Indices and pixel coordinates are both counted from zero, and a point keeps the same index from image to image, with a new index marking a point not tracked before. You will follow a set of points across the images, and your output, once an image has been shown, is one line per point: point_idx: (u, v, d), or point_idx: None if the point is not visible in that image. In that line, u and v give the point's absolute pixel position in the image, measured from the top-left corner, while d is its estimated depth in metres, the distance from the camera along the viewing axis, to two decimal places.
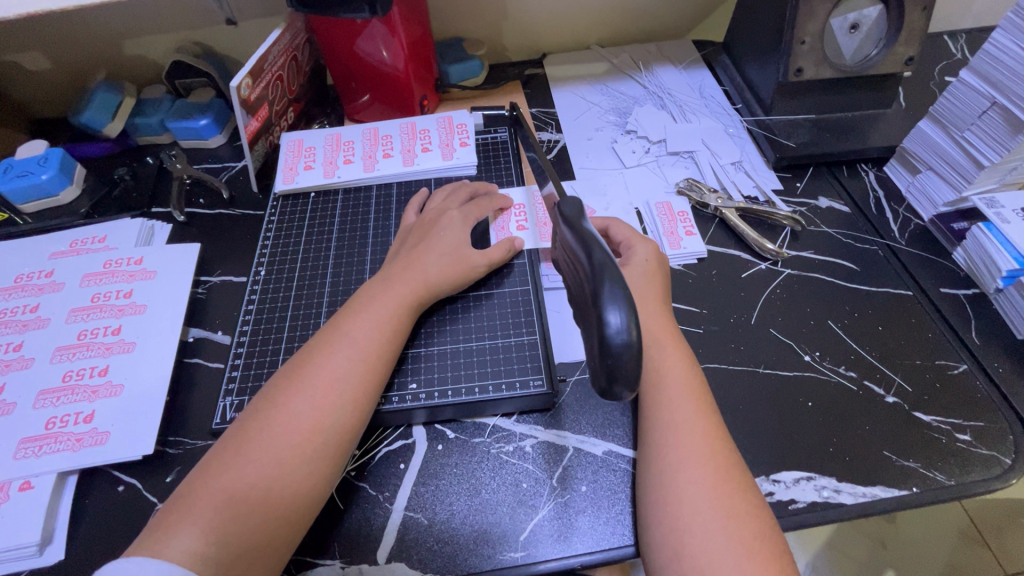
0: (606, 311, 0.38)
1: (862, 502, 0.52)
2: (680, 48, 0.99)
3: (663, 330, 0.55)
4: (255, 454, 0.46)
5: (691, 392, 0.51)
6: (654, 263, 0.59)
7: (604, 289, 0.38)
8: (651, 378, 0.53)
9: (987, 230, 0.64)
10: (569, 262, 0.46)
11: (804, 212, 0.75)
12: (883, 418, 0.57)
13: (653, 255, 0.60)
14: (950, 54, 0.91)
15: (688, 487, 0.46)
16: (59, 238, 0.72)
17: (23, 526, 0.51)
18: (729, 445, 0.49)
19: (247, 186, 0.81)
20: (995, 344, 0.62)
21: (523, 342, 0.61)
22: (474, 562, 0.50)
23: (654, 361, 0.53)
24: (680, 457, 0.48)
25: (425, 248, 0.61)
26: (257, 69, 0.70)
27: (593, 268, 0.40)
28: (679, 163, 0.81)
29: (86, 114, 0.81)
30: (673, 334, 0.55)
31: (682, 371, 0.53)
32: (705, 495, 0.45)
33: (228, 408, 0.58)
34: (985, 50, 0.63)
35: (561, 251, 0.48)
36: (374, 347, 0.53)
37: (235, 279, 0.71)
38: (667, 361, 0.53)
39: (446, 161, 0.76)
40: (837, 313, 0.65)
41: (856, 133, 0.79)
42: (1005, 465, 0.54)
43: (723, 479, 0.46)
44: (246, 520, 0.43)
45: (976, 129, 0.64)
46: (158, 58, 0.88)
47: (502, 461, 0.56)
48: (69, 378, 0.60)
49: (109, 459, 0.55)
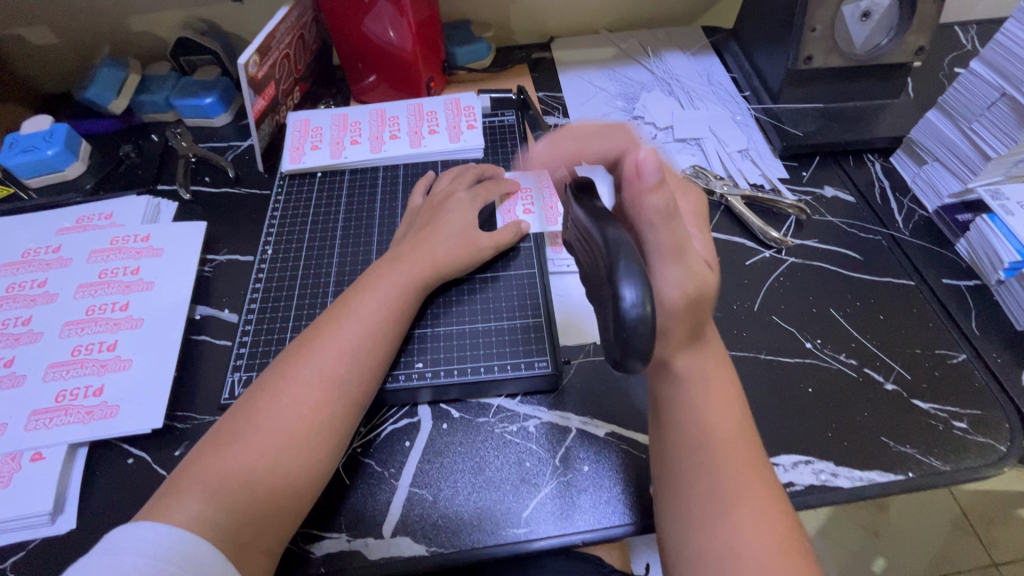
0: (621, 285, 0.38)
1: (859, 485, 0.53)
2: (689, 34, 0.98)
3: (717, 382, 0.48)
4: (265, 423, 0.47)
5: (744, 452, 0.45)
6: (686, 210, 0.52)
7: (619, 265, 0.39)
8: (693, 436, 0.46)
9: (991, 222, 0.64)
10: (582, 244, 0.46)
11: (809, 200, 0.75)
12: (881, 404, 0.58)
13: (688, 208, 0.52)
14: (960, 46, 0.91)
15: (749, 555, 0.40)
16: (66, 213, 0.73)
17: (36, 495, 0.52)
18: (788, 512, 0.43)
19: (253, 165, 0.81)
20: (994, 334, 0.63)
21: (528, 324, 0.62)
22: (477, 538, 0.51)
23: (701, 416, 0.47)
24: (729, 528, 0.42)
25: (432, 228, 0.62)
26: (265, 46, 0.70)
27: (608, 244, 0.40)
28: (685, 150, 0.81)
29: (90, 90, 0.81)
30: (728, 381, 0.49)
31: (730, 428, 0.46)
32: (763, 572, 0.39)
33: (236, 383, 0.58)
34: (996, 40, 0.63)
35: (574, 233, 0.48)
36: (381, 323, 0.54)
37: (241, 258, 0.71)
38: (715, 416, 0.47)
39: (453, 143, 0.76)
40: (839, 301, 0.65)
41: (864, 123, 0.79)
42: (1000, 453, 0.55)
43: (784, 555, 0.41)
44: (256, 488, 0.44)
45: (984, 120, 0.64)
46: (162, 34, 0.88)
47: (506, 440, 0.57)
48: (78, 352, 0.60)
49: (119, 432, 0.55)
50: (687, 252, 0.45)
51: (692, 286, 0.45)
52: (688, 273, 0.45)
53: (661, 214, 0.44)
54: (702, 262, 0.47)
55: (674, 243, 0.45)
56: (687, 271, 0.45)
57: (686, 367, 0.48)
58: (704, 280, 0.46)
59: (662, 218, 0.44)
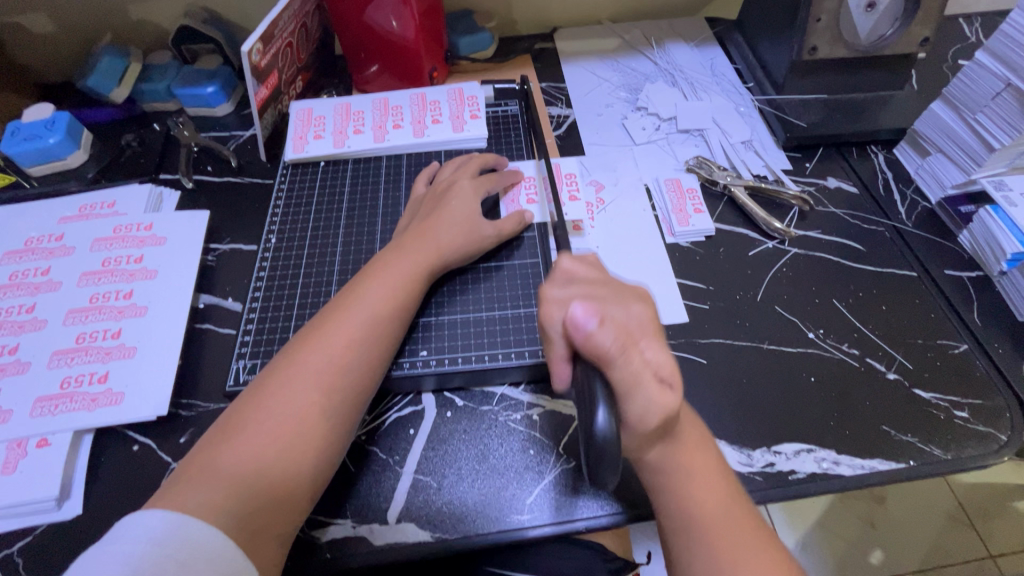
0: (595, 408, 0.40)
1: (860, 473, 0.54)
2: (692, 25, 0.97)
3: (695, 462, 0.47)
4: (274, 408, 0.47)
5: (736, 525, 0.45)
6: (649, 319, 0.46)
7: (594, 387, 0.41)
8: (686, 519, 0.46)
9: (994, 213, 0.64)
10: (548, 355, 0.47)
11: (812, 191, 0.75)
12: (883, 394, 0.58)
13: (644, 317, 0.45)
14: (964, 38, 0.90)
15: None
16: (68, 202, 0.73)
17: (42, 480, 0.52)
18: None
19: (255, 155, 0.81)
20: (996, 325, 0.63)
21: (532, 313, 0.62)
22: (481, 525, 0.51)
23: (686, 497, 0.46)
24: None
25: (437, 217, 0.62)
26: (267, 34, 0.70)
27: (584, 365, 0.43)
28: (689, 141, 0.81)
29: (92, 78, 0.80)
30: (706, 454, 0.49)
31: (718, 499, 0.46)
32: None
33: (241, 370, 0.59)
34: (1000, 31, 0.63)
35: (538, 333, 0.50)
36: (388, 311, 0.54)
37: (244, 247, 0.71)
38: (702, 497, 0.46)
39: (456, 133, 0.75)
40: (842, 292, 0.66)
41: (868, 115, 0.79)
42: (1000, 442, 0.55)
43: None
44: (267, 474, 0.45)
45: (988, 111, 0.64)
46: (163, 22, 0.87)
47: (509, 428, 0.57)
48: (82, 340, 0.60)
49: (124, 418, 0.56)
50: (640, 384, 0.42)
51: (655, 417, 0.43)
52: (648, 404, 0.43)
53: (607, 356, 0.42)
54: (657, 380, 0.43)
55: (630, 379, 0.42)
56: (647, 404, 0.43)
57: (660, 459, 0.47)
58: (667, 406, 0.43)
59: (610, 361, 0.42)
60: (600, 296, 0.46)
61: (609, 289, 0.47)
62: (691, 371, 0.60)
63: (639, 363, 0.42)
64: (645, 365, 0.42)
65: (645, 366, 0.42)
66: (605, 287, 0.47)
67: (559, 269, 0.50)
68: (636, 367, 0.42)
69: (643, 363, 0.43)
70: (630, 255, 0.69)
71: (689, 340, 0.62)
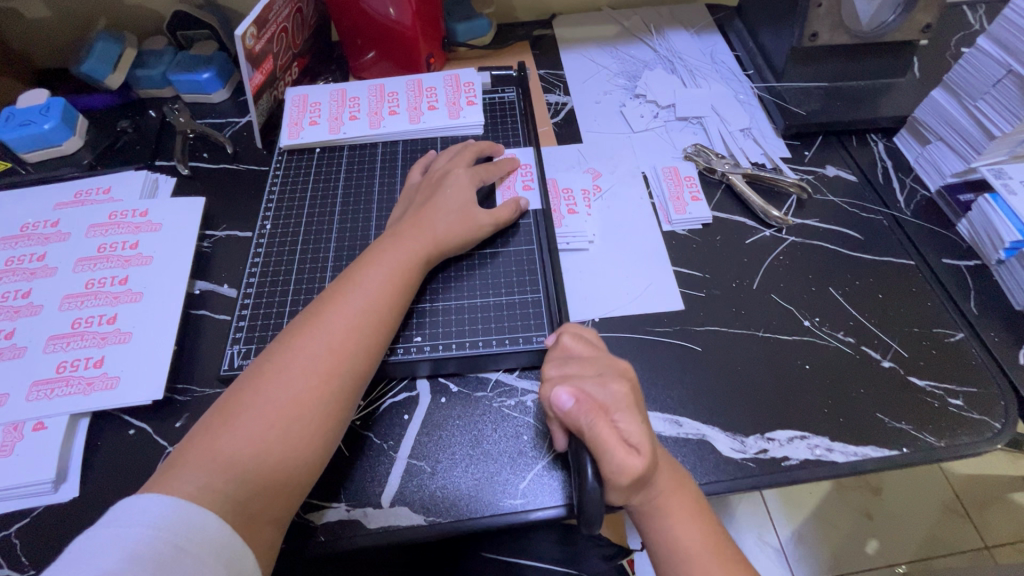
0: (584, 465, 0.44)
1: (853, 460, 0.54)
2: (693, 12, 0.96)
3: (676, 503, 0.47)
4: (272, 394, 0.47)
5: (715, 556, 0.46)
6: (628, 394, 0.48)
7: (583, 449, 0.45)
8: (670, 559, 0.47)
9: (993, 201, 0.64)
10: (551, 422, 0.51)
11: (810, 179, 0.75)
12: (878, 381, 0.58)
13: (622, 393, 0.48)
14: (968, 25, 0.89)
15: None
16: (64, 188, 0.72)
17: (39, 463, 0.53)
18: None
19: (251, 142, 0.80)
20: (992, 313, 0.63)
21: (527, 300, 0.62)
22: (474, 509, 0.52)
23: (666, 535, 0.47)
24: None
25: (434, 204, 0.61)
26: (262, 18, 0.69)
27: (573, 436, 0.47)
28: (687, 129, 0.80)
29: (87, 64, 0.79)
30: (689, 493, 0.48)
31: (698, 538, 0.47)
32: None
33: (235, 355, 0.59)
34: (1004, 16, 0.62)
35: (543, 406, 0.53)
36: (386, 298, 0.54)
37: (240, 234, 0.71)
38: (683, 536, 0.47)
39: (452, 119, 0.75)
40: (838, 280, 0.65)
41: (868, 103, 0.78)
42: (994, 430, 0.55)
43: None
44: (265, 459, 0.45)
45: (989, 98, 0.64)
46: (157, 8, 0.86)
47: (503, 414, 0.57)
48: (78, 324, 0.61)
49: (120, 402, 0.56)
50: (606, 450, 0.44)
51: (624, 479, 0.44)
52: (617, 467, 0.44)
53: (579, 427, 0.46)
54: (624, 445, 0.45)
55: (600, 445, 0.45)
56: (614, 465, 0.44)
57: (641, 504, 0.48)
58: (637, 471, 0.44)
59: (581, 431, 0.46)
60: (582, 376, 0.50)
61: (595, 367, 0.51)
62: (686, 359, 0.60)
63: (607, 431, 0.45)
64: (613, 433, 0.45)
65: (613, 434, 0.45)
66: (592, 365, 0.51)
67: (558, 346, 0.54)
68: (602, 434, 0.45)
69: (611, 430, 0.45)
70: (627, 243, 0.69)
71: (684, 327, 0.62)
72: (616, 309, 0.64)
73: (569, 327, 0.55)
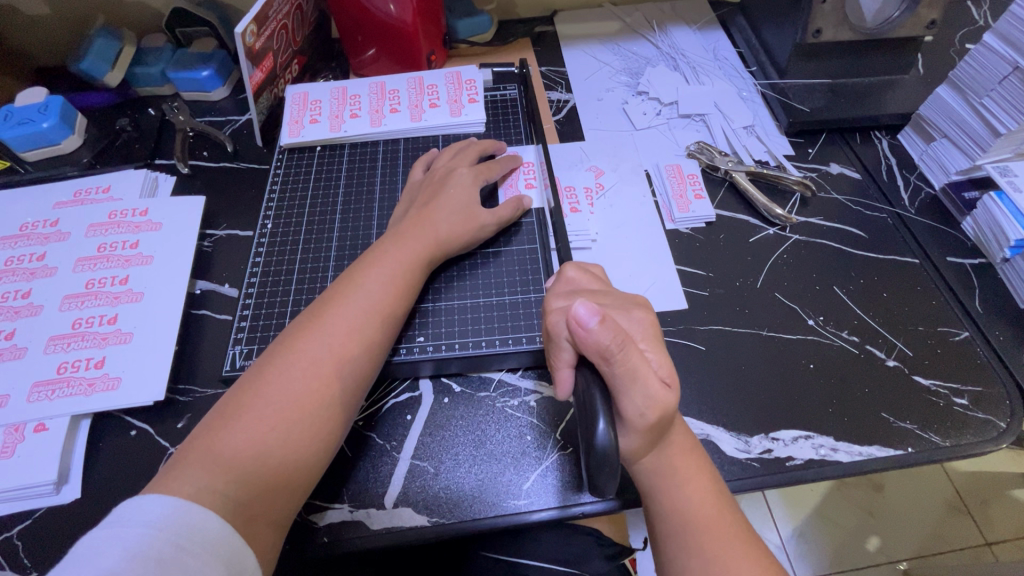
0: (595, 418, 0.41)
1: (857, 460, 0.54)
2: (695, 8, 0.96)
3: (685, 471, 0.47)
4: (275, 396, 0.47)
5: (728, 532, 0.45)
6: (650, 325, 0.49)
7: (594, 399, 0.43)
8: (679, 530, 0.45)
9: (999, 199, 0.64)
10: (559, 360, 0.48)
11: (814, 177, 0.74)
12: (883, 381, 0.58)
13: (645, 322, 0.49)
14: (972, 21, 0.88)
15: None
16: (63, 187, 0.72)
17: (40, 465, 0.53)
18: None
19: (251, 140, 0.80)
20: (997, 312, 0.62)
21: (530, 300, 0.61)
22: (478, 509, 0.51)
23: (675, 504, 0.46)
24: None
25: (435, 204, 0.61)
26: (262, 15, 0.68)
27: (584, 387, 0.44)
28: (690, 126, 0.80)
29: (85, 62, 0.79)
30: (699, 461, 0.48)
31: (711, 507, 0.46)
32: None
33: (237, 356, 0.58)
34: (1010, 12, 0.61)
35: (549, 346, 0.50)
36: (388, 300, 0.54)
37: (240, 233, 0.71)
38: (696, 504, 0.46)
39: (454, 117, 0.74)
40: (842, 279, 0.65)
41: (872, 100, 0.78)
42: (999, 429, 0.55)
43: None
44: (267, 461, 0.45)
45: (995, 95, 0.63)
46: (155, 5, 0.85)
47: (507, 414, 0.57)
48: (79, 325, 0.60)
49: (121, 403, 0.56)
50: (638, 381, 0.44)
51: (654, 413, 0.44)
52: (648, 399, 0.44)
53: (607, 353, 0.43)
54: (660, 381, 0.45)
55: (633, 374, 0.44)
56: (645, 397, 0.44)
57: (651, 464, 0.47)
58: (665, 403, 0.44)
59: (609, 356, 0.43)
60: (606, 303, 0.49)
61: (612, 298, 0.51)
62: (690, 358, 0.60)
63: (641, 360, 0.44)
64: (645, 362, 0.45)
65: (645, 365, 0.45)
66: (608, 295, 0.51)
67: (562, 278, 0.53)
68: (637, 363, 0.44)
69: (642, 359, 0.44)
70: (629, 242, 0.69)
71: (688, 327, 0.62)
72: None
73: (572, 263, 0.55)
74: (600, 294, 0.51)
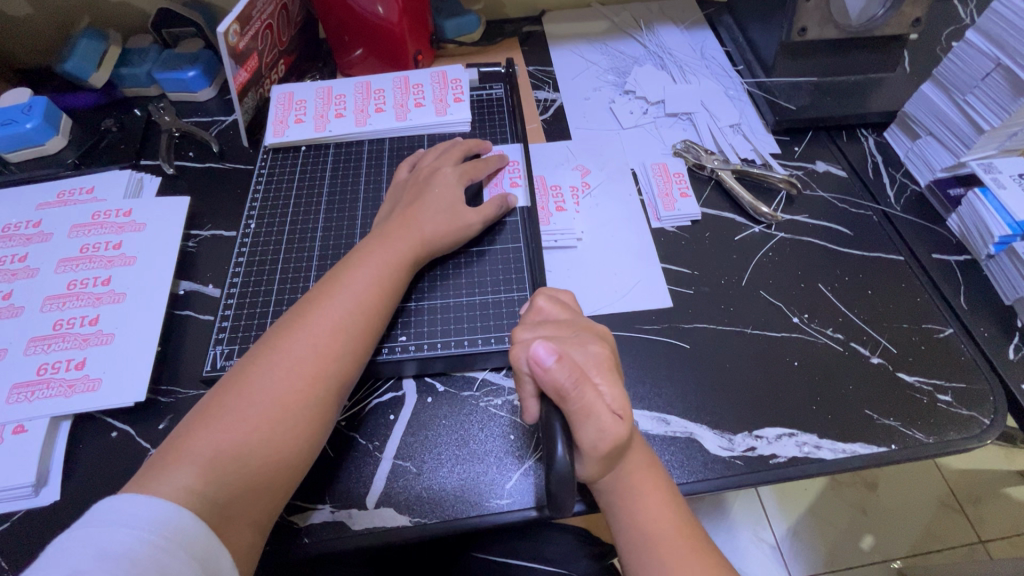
0: (553, 440, 0.42)
1: (841, 457, 0.53)
2: (684, 8, 0.96)
3: (646, 487, 0.47)
4: (257, 396, 0.46)
5: (684, 545, 0.46)
6: (607, 357, 0.48)
7: (552, 424, 0.43)
8: (638, 543, 0.46)
9: (983, 196, 0.64)
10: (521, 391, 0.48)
11: (800, 175, 0.74)
12: (868, 378, 0.58)
13: (601, 356, 0.48)
14: (958, 19, 0.88)
15: None
16: (47, 188, 0.71)
17: (19, 467, 0.52)
18: None
19: (237, 141, 0.80)
20: (982, 309, 0.62)
21: (513, 299, 0.61)
22: (460, 509, 0.51)
23: (635, 519, 0.46)
24: None
25: (420, 203, 0.61)
26: (245, 15, 0.68)
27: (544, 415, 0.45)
28: (676, 125, 0.80)
29: (69, 62, 0.79)
30: (657, 476, 0.48)
31: (670, 523, 0.46)
32: None
33: (219, 356, 0.58)
34: (992, 10, 0.61)
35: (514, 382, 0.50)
36: (374, 299, 0.54)
37: (225, 233, 0.70)
38: (657, 520, 0.46)
39: (439, 116, 0.74)
40: (827, 276, 0.65)
41: (857, 98, 0.78)
42: (983, 426, 0.55)
43: None
44: (249, 461, 0.44)
45: (978, 93, 0.64)
46: (142, 5, 0.85)
47: (490, 413, 0.56)
48: (60, 326, 0.60)
49: (102, 405, 0.55)
50: (592, 413, 0.44)
51: (608, 444, 0.43)
52: (600, 432, 0.43)
53: (563, 391, 0.43)
54: (609, 412, 0.44)
55: (583, 410, 0.44)
56: (599, 429, 0.44)
57: (610, 483, 0.47)
58: (618, 435, 0.44)
59: (565, 394, 0.43)
60: (560, 337, 0.49)
61: (571, 330, 0.50)
62: (674, 357, 0.60)
63: (594, 396, 0.44)
64: (598, 397, 0.44)
65: (598, 399, 0.44)
66: (567, 326, 0.50)
67: (532, 308, 0.52)
68: (590, 400, 0.44)
69: (596, 395, 0.44)
70: (614, 241, 0.68)
71: (672, 325, 0.62)
72: (604, 307, 0.63)
73: (543, 292, 0.54)
74: (558, 327, 0.50)
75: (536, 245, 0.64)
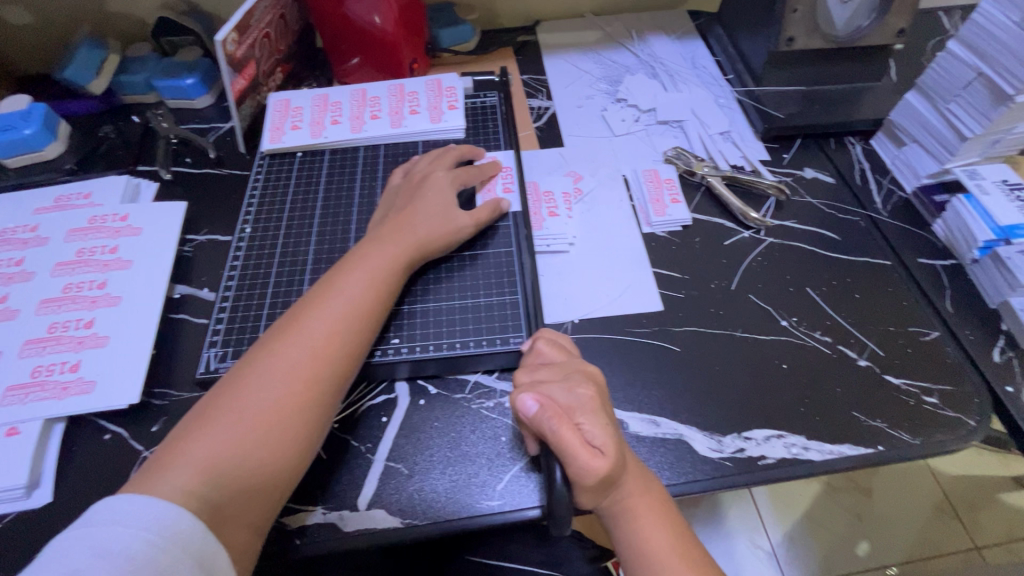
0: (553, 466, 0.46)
1: (829, 458, 0.54)
2: (675, 18, 0.97)
3: (645, 509, 0.47)
4: (253, 398, 0.47)
5: (681, 563, 0.47)
6: (594, 398, 0.49)
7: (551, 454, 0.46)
8: (637, 560, 0.47)
9: (967, 202, 0.65)
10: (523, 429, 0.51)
11: (789, 181, 0.75)
12: (855, 380, 0.59)
13: (588, 397, 0.49)
14: (942, 30, 0.90)
15: None
16: (44, 193, 0.72)
17: (12, 469, 0.52)
18: None
19: (234, 147, 0.81)
20: (968, 312, 0.63)
21: (505, 302, 0.62)
22: (451, 511, 0.51)
23: (634, 539, 0.48)
24: None
25: (414, 208, 0.62)
26: (243, 24, 0.69)
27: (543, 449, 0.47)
28: (667, 132, 0.81)
29: (69, 70, 0.80)
30: (656, 496, 0.48)
31: (666, 541, 0.47)
32: None
33: (212, 358, 0.58)
34: (972, 21, 0.63)
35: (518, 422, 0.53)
36: (369, 301, 0.55)
37: (220, 238, 0.71)
38: (649, 538, 0.47)
39: (433, 123, 0.75)
40: (816, 281, 0.66)
41: (845, 106, 0.80)
42: (969, 427, 0.56)
43: None
44: (244, 462, 0.45)
45: (960, 101, 0.65)
46: (141, 14, 0.86)
47: (482, 416, 0.57)
48: (55, 329, 0.60)
49: (96, 407, 0.56)
50: (571, 452, 0.45)
51: (590, 481, 0.45)
52: (582, 470, 0.45)
53: (545, 434, 0.46)
54: (589, 448, 0.45)
55: (562, 449, 0.45)
56: (580, 467, 0.45)
57: (609, 507, 0.48)
58: (601, 472, 0.45)
59: (546, 436, 0.46)
60: (550, 382, 0.50)
61: (563, 373, 0.51)
62: (664, 360, 0.60)
63: (570, 434, 0.45)
64: (576, 436, 0.45)
65: (577, 438, 0.45)
66: (558, 370, 0.51)
67: (531, 352, 0.54)
68: (566, 437, 0.45)
69: (574, 434, 0.45)
70: (606, 246, 0.69)
71: (663, 328, 0.63)
72: (595, 311, 0.64)
73: (545, 334, 0.55)
74: (553, 371, 0.52)
75: (529, 249, 0.65)
